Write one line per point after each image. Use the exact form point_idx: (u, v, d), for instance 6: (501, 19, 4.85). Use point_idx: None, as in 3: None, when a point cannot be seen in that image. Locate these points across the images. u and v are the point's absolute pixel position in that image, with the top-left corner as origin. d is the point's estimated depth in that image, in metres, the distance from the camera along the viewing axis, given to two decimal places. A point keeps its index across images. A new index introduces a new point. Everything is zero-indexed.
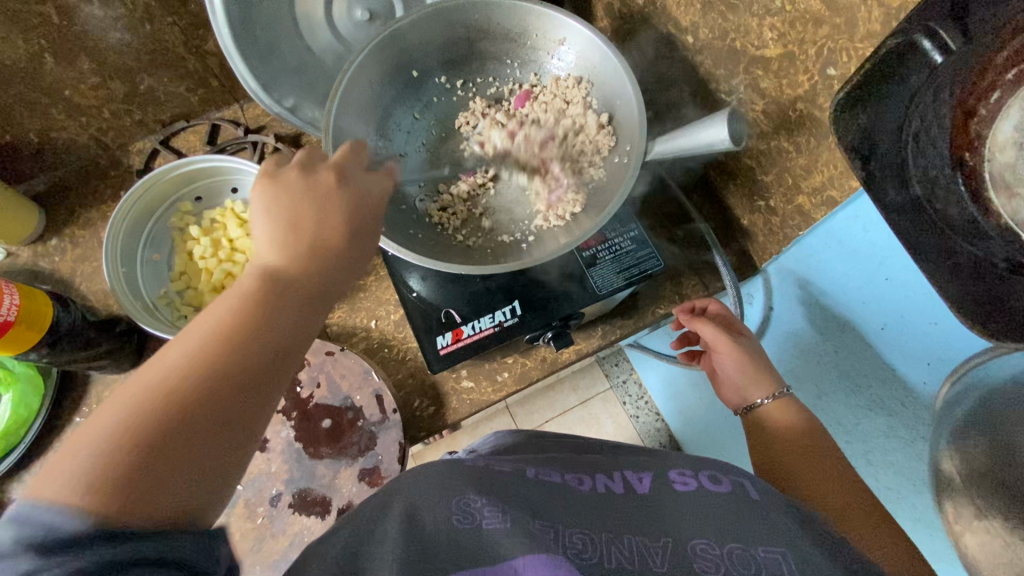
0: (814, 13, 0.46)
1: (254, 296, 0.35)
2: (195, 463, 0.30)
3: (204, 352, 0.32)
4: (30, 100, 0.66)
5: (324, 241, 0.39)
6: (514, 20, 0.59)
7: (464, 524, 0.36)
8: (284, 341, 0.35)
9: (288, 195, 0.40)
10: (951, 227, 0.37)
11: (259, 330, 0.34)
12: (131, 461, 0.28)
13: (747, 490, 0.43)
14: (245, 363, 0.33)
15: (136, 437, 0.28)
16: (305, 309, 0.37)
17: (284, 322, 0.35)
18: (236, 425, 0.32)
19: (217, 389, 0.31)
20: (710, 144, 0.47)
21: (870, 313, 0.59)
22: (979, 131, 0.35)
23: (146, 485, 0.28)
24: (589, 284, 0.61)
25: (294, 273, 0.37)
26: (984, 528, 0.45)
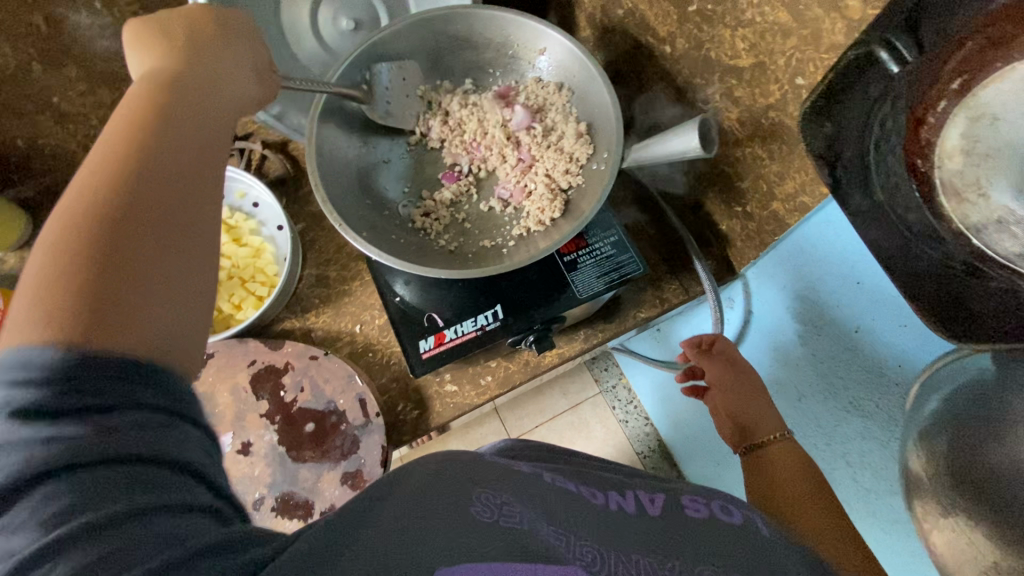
0: (781, 24, 0.47)
1: (138, 116, 0.35)
2: (147, 264, 0.30)
3: (106, 168, 0.32)
4: (20, 107, 0.67)
5: (192, 66, 0.39)
6: (494, 30, 0.61)
7: (483, 517, 0.34)
8: (185, 144, 0.35)
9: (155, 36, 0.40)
10: (913, 231, 0.38)
11: (152, 137, 0.34)
12: (84, 280, 0.28)
13: (757, 526, 0.46)
14: (154, 168, 0.33)
15: (77, 251, 0.29)
16: (198, 118, 0.37)
17: (179, 130, 0.35)
18: (174, 228, 0.32)
19: (135, 192, 0.31)
20: (681, 151, 0.48)
21: (845, 315, 0.59)
22: (929, 137, 0.37)
23: (116, 302, 0.29)
24: (570, 288, 0.63)
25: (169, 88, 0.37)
26: (950, 525, 0.46)
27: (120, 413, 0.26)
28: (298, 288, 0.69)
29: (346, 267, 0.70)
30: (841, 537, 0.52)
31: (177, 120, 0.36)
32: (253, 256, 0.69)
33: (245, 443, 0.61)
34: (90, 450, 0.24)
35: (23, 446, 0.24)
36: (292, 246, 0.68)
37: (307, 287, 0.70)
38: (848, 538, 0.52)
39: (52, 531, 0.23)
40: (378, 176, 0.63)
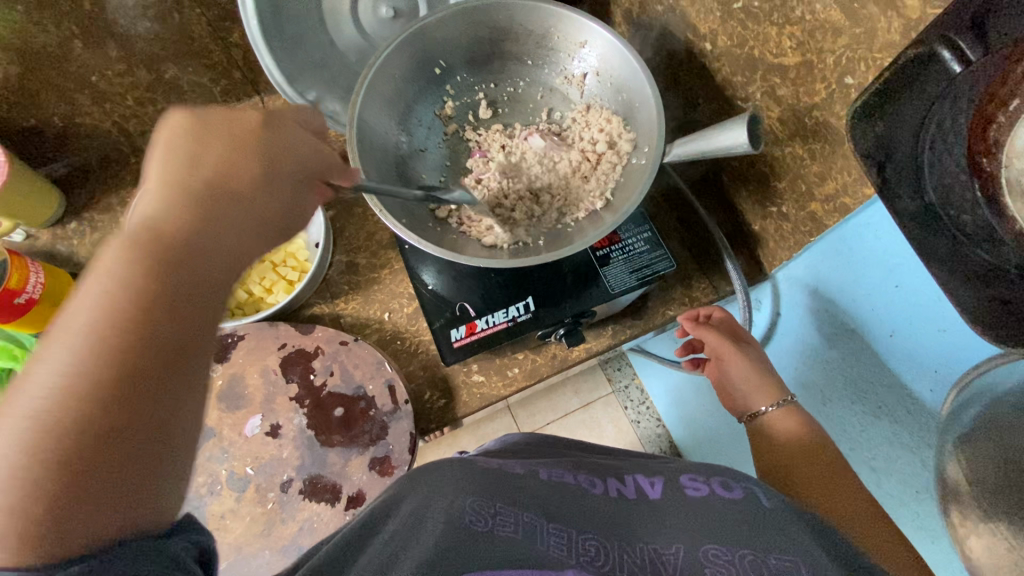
0: (833, 23, 0.47)
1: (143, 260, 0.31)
2: (136, 440, 0.28)
3: (86, 351, 0.28)
4: (59, 86, 0.67)
5: (222, 185, 0.37)
6: (536, 22, 0.61)
7: (477, 525, 0.37)
8: (198, 308, 0.32)
9: (185, 138, 0.37)
10: (965, 234, 0.38)
11: (155, 300, 0.30)
12: (50, 482, 0.25)
13: (758, 498, 0.44)
14: (150, 347, 0.29)
15: (46, 443, 0.26)
16: (210, 262, 0.34)
17: (188, 284, 0.32)
18: (166, 397, 0.29)
19: (132, 358, 0.29)
20: (730, 146, 0.48)
21: (878, 318, 0.58)
22: (998, 136, 0.35)
23: (78, 508, 0.25)
24: (601, 283, 0.62)
25: (177, 223, 0.33)
26: (989, 530, 0.46)
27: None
28: (328, 274, 0.70)
29: (375, 255, 0.71)
30: (846, 492, 0.53)
31: (188, 274, 0.32)
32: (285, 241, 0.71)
33: (274, 426, 0.61)
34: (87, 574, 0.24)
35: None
36: (324, 233, 0.68)
37: (337, 273, 0.70)
38: (852, 494, 0.53)
39: None
40: (416, 163, 0.64)
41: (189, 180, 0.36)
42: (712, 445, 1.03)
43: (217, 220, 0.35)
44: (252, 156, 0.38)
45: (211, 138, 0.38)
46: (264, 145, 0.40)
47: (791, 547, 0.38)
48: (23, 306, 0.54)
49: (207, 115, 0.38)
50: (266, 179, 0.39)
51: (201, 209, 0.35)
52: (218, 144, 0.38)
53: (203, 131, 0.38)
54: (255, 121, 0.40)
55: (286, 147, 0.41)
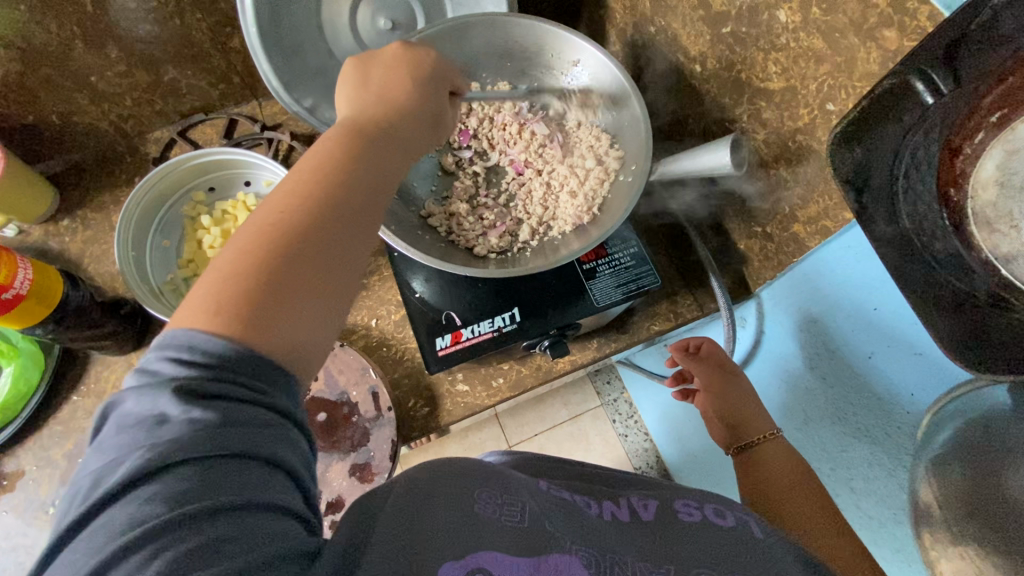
0: (816, 51, 0.48)
1: (338, 139, 0.38)
2: (318, 271, 0.33)
3: (305, 185, 0.34)
4: (58, 84, 0.68)
5: (388, 100, 0.43)
6: (531, 39, 0.62)
7: (489, 513, 0.38)
8: (381, 180, 0.38)
9: (375, 65, 0.46)
10: (937, 260, 0.39)
11: (354, 162, 0.37)
12: (257, 286, 0.31)
13: (751, 529, 0.46)
14: (345, 194, 0.35)
15: (260, 252, 0.31)
16: (391, 148, 0.40)
17: (378, 160, 0.39)
18: (343, 247, 0.34)
19: (326, 205, 0.34)
20: (713, 167, 0.49)
21: (859, 340, 0.60)
22: (965, 167, 0.37)
23: (274, 312, 0.30)
24: (587, 296, 0.63)
25: (373, 117, 0.41)
26: (958, 554, 0.46)
27: (250, 409, 0.28)
28: None
29: (366, 261, 0.71)
30: (833, 526, 0.54)
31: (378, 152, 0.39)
32: None
33: None
34: (229, 441, 0.26)
35: (171, 427, 0.26)
36: None
37: None
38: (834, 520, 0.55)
39: (176, 510, 0.25)
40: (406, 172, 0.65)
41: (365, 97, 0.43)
42: (698, 462, 1.03)
43: (397, 117, 0.42)
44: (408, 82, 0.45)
45: (377, 68, 0.46)
46: (427, 74, 0.47)
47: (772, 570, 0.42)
48: (11, 301, 0.54)
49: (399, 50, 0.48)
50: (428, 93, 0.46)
51: (373, 116, 0.41)
52: (404, 67, 0.46)
53: (374, 62, 0.46)
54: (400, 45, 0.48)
55: (427, 74, 0.47)
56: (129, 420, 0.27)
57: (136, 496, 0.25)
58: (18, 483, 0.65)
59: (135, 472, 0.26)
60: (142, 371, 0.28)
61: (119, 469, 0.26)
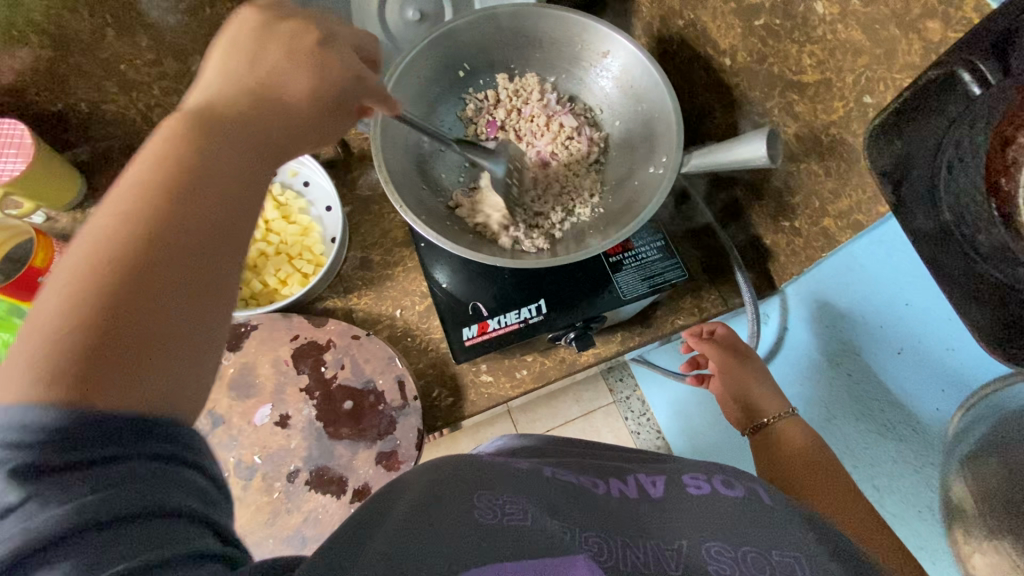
0: (854, 43, 0.48)
1: (190, 137, 0.32)
2: (174, 307, 0.28)
3: (134, 210, 0.28)
4: (87, 72, 0.68)
5: (272, 87, 0.38)
6: (561, 30, 0.62)
7: (487, 518, 0.38)
8: (242, 189, 0.33)
9: (234, 50, 0.39)
10: (980, 253, 0.38)
11: (214, 163, 0.32)
12: (90, 339, 0.26)
13: (759, 495, 0.47)
14: (190, 215, 0.30)
15: (92, 297, 0.26)
16: (251, 150, 0.34)
17: (246, 160, 0.34)
18: (204, 275, 0.29)
19: (174, 227, 0.29)
20: (748, 159, 0.49)
21: (887, 337, 0.59)
22: (1017, 156, 0.34)
23: (118, 367, 0.26)
24: (613, 289, 0.63)
25: (227, 111, 0.35)
26: (994, 548, 0.46)
27: (116, 464, 0.23)
28: (342, 269, 0.70)
29: (390, 252, 0.71)
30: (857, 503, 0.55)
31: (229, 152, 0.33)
32: (301, 234, 0.71)
33: (283, 416, 0.62)
34: (95, 508, 0.22)
35: (13, 520, 0.22)
36: (341, 227, 0.69)
37: (351, 269, 0.71)
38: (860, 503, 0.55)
39: None
40: (435, 162, 0.65)
41: (243, 82, 0.37)
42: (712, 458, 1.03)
43: (264, 113, 0.37)
44: (302, 64, 0.40)
45: (266, 48, 0.39)
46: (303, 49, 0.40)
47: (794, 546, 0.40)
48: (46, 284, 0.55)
49: (272, 27, 0.40)
50: (330, 79, 0.41)
51: (246, 107, 0.36)
52: (270, 48, 0.39)
53: (266, 41, 0.39)
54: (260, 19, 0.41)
55: (338, 59, 0.42)
56: None
57: None
58: None
59: None
60: None
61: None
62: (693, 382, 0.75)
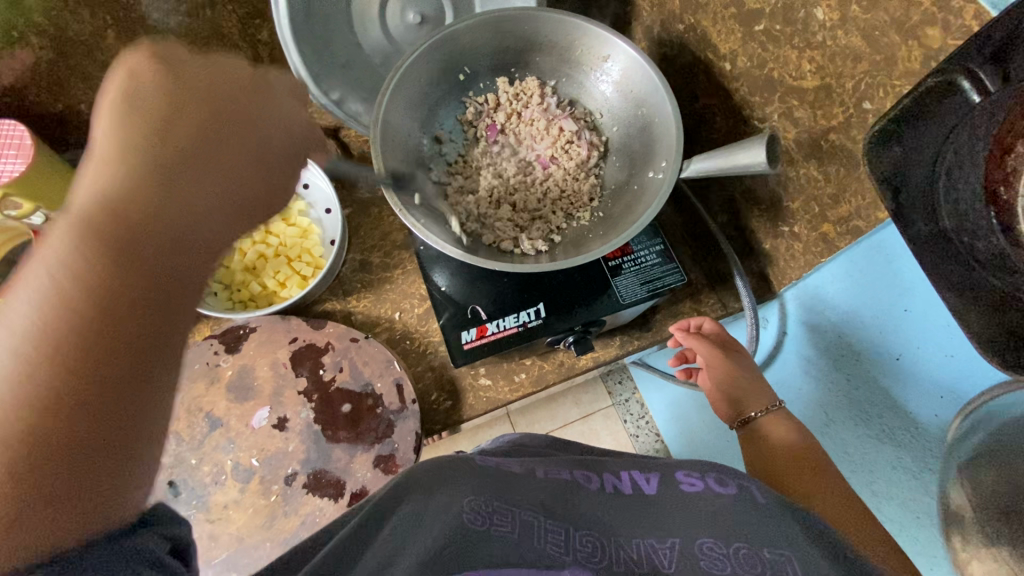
0: (854, 48, 0.48)
1: (82, 243, 0.33)
2: (110, 427, 0.30)
3: (46, 338, 0.29)
4: (87, 73, 0.68)
5: (165, 163, 0.39)
6: (561, 34, 0.62)
7: (476, 524, 0.38)
8: (151, 292, 0.34)
9: (129, 134, 0.38)
10: (979, 260, 0.37)
11: (117, 268, 0.33)
12: (30, 482, 0.27)
13: (752, 494, 0.45)
14: (103, 334, 0.31)
15: (24, 445, 0.27)
16: (161, 245, 0.36)
17: (154, 255, 0.35)
18: (128, 383, 0.31)
19: (93, 352, 0.30)
20: (747, 165, 0.49)
21: (886, 342, 0.59)
22: (1016, 165, 0.33)
23: (62, 497, 0.27)
24: (613, 293, 0.63)
25: (131, 207, 0.36)
26: (990, 555, 0.46)
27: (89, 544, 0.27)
28: (341, 272, 0.70)
29: (389, 255, 0.71)
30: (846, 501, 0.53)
31: (125, 254, 0.34)
32: (300, 237, 0.71)
33: (281, 418, 0.62)
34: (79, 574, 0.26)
35: None
36: (341, 230, 0.69)
37: (350, 271, 0.71)
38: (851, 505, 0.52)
39: None
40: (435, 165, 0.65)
41: (126, 164, 0.37)
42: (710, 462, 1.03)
43: (166, 199, 0.38)
44: (195, 146, 0.41)
45: (140, 124, 0.39)
46: (195, 131, 0.42)
47: (787, 545, 0.40)
48: None
49: (142, 90, 0.40)
50: (235, 157, 0.44)
51: (142, 196, 0.37)
52: (164, 132, 0.40)
53: (132, 112, 0.39)
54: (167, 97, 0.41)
55: (232, 132, 0.44)
56: None
57: None
58: None
59: None
60: None
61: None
62: (682, 377, 0.73)
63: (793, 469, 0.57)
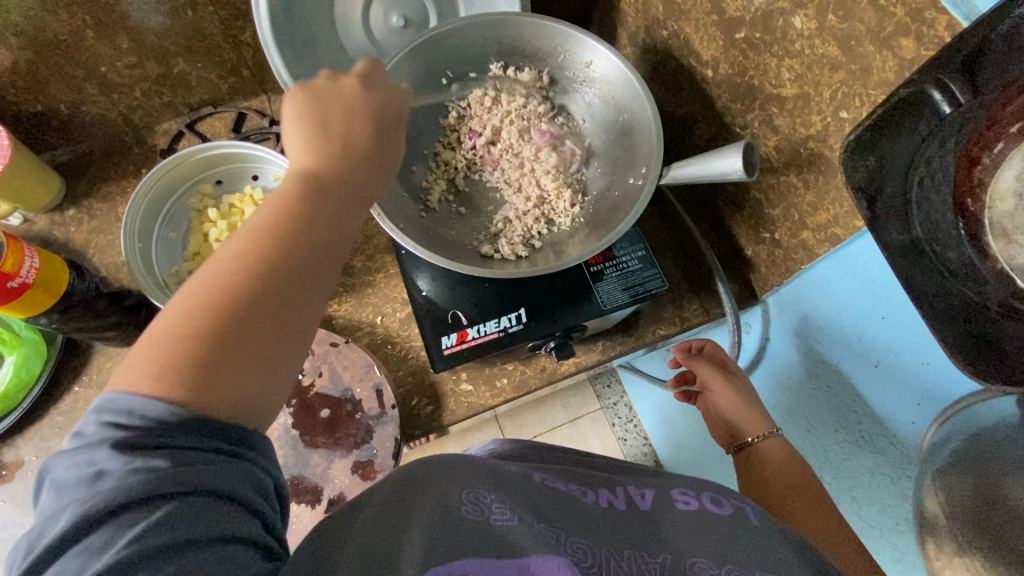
0: (831, 58, 0.48)
1: (294, 191, 0.37)
2: (269, 335, 0.32)
3: (253, 250, 0.34)
4: (67, 73, 0.68)
5: (355, 135, 0.41)
6: (544, 39, 0.62)
7: (472, 514, 0.39)
8: (330, 233, 0.37)
9: (316, 103, 0.42)
10: (950, 271, 0.37)
11: (311, 214, 0.36)
12: (202, 355, 0.30)
13: (747, 515, 0.46)
14: (293, 263, 0.34)
15: (207, 320, 0.31)
16: (348, 204, 0.39)
17: (336, 213, 0.38)
18: (293, 315, 0.34)
19: (274, 273, 0.33)
20: (725, 172, 0.49)
21: (865, 349, 0.59)
22: (983, 177, 0.35)
23: (221, 376, 0.30)
24: (594, 298, 0.63)
25: (331, 168, 0.39)
26: (964, 564, 0.47)
27: (195, 451, 0.28)
28: None
29: (371, 258, 0.71)
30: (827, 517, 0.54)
31: (326, 205, 0.37)
32: None
33: None
34: (178, 479, 0.27)
35: (109, 479, 0.27)
36: None
37: None
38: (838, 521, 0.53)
39: (123, 547, 0.25)
40: (417, 169, 0.66)
41: (336, 134, 0.41)
42: (695, 467, 1.03)
43: (349, 158, 0.40)
44: (369, 116, 0.43)
45: (328, 100, 0.42)
46: (369, 104, 0.44)
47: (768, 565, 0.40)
48: (17, 290, 0.54)
49: (335, 75, 0.45)
50: (388, 125, 0.44)
51: (342, 161, 0.40)
52: (354, 113, 0.42)
53: (324, 89, 0.43)
54: (361, 86, 0.45)
55: (390, 104, 0.46)
56: (68, 476, 0.27)
57: (82, 545, 0.26)
58: (17, 473, 0.65)
59: (81, 521, 0.26)
60: (77, 435, 0.28)
61: (48, 531, 0.26)
62: (681, 399, 0.74)
63: (785, 489, 0.58)
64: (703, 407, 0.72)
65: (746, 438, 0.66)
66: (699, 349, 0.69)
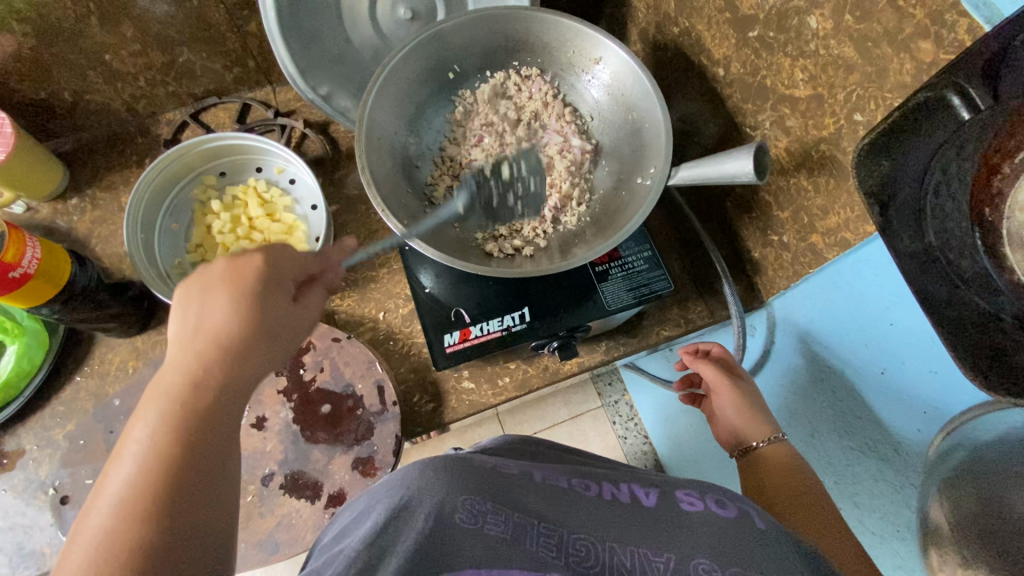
0: (847, 59, 0.47)
1: (175, 412, 0.35)
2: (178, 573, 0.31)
3: (140, 492, 0.32)
4: (70, 60, 0.67)
5: (227, 323, 0.39)
6: (553, 35, 0.61)
7: (467, 523, 0.39)
8: (217, 437, 0.36)
9: (192, 292, 0.40)
10: (963, 280, 0.36)
11: (199, 432, 0.35)
12: None
13: (753, 519, 0.45)
14: (183, 503, 0.33)
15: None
16: (239, 402, 0.38)
17: (227, 419, 0.36)
18: (202, 540, 0.33)
19: (169, 507, 0.32)
20: (735, 174, 0.48)
21: (872, 356, 0.58)
22: (1002, 186, 0.34)
23: None
24: (599, 298, 0.62)
25: (209, 372, 0.37)
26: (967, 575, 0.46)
27: None
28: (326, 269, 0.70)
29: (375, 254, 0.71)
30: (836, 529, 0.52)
31: (217, 416, 0.36)
32: (285, 233, 0.71)
33: (260, 418, 0.61)
34: None
35: None
36: (326, 228, 0.67)
37: None
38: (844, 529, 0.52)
39: None
40: (422, 164, 0.65)
41: (211, 324, 0.38)
42: (696, 467, 1.03)
43: (229, 353, 0.38)
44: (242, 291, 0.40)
45: (201, 289, 0.40)
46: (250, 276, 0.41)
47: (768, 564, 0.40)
48: (18, 280, 0.54)
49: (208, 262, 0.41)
50: (266, 293, 0.41)
51: (226, 356, 0.38)
52: (223, 294, 0.39)
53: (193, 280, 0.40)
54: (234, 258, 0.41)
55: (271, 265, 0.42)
56: None
57: None
58: (18, 461, 0.65)
59: None
60: None
61: None
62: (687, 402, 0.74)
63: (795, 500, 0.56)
64: (707, 410, 0.72)
65: (752, 441, 0.64)
66: (706, 351, 0.68)
